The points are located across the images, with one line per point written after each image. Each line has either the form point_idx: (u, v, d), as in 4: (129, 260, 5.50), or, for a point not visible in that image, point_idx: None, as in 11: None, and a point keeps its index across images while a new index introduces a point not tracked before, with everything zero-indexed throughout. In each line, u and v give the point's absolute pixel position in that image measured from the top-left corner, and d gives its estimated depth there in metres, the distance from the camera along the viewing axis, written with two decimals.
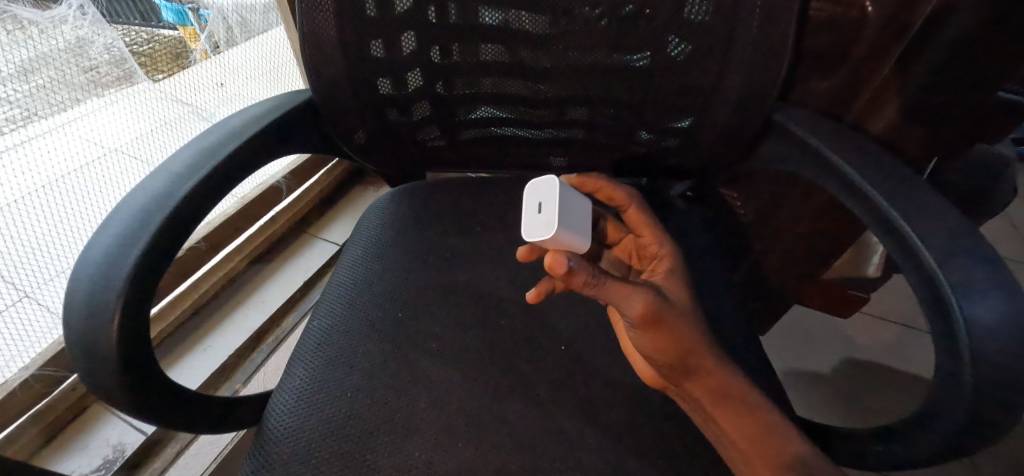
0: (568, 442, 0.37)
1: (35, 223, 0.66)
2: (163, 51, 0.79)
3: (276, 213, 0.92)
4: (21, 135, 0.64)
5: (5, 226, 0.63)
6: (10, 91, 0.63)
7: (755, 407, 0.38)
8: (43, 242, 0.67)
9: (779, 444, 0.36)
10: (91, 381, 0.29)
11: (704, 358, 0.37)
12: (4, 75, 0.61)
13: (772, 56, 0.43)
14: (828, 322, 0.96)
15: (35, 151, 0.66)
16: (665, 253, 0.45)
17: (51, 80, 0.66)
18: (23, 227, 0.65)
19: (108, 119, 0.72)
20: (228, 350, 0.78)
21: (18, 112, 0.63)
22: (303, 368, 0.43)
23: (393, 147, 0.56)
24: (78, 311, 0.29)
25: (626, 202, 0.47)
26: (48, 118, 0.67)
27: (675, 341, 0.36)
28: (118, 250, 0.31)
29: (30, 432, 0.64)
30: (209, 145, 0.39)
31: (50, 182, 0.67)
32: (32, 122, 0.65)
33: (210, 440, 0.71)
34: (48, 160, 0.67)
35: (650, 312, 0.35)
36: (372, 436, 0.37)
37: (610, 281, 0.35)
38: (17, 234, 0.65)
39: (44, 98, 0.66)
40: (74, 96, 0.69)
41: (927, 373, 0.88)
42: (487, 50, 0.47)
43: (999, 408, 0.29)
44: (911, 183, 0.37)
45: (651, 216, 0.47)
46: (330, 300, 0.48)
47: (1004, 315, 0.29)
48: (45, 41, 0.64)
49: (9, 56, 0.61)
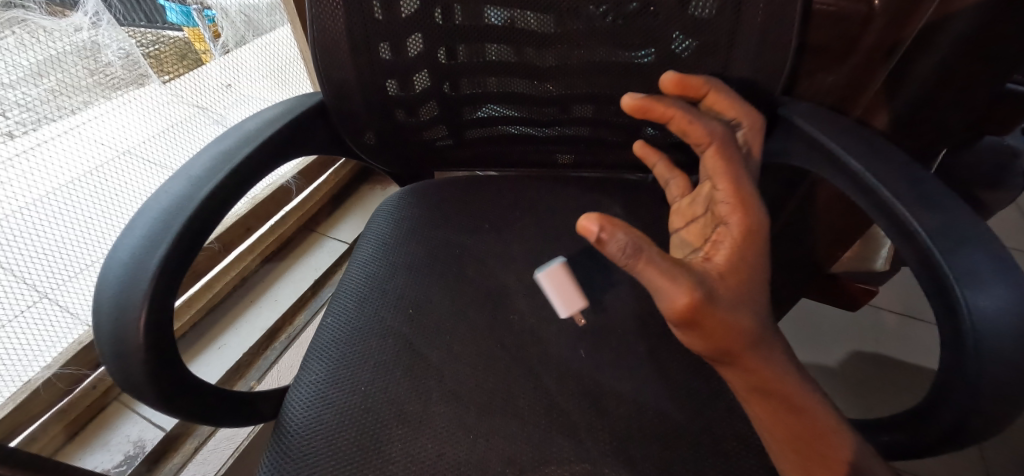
0: (578, 434, 0.38)
1: (52, 225, 0.68)
2: (170, 52, 0.80)
3: (286, 213, 0.93)
4: (32, 139, 0.65)
5: (26, 231, 0.65)
6: (21, 95, 0.64)
7: (805, 403, 0.36)
8: (61, 245, 0.69)
9: (822, 450, 0.34)
10: (121, 377, 0.30)
11: (756, 343, 0.36)
12: (15, 78, 0.63)
13: (775, 52, 0.43)
14: (834, 315, 0.96)
15: (49, 155, 0.66)
16: (734, 222, 0.38)
17: (61, 83, 0.67)
18: (41, 230, 0.67)
19: (119, 121, 0.73)
20: (243, 348, 0.79)
21: (29, 115, 0.65)
22: (318, 364, 0.43)
23: (401, 147, 0.56)
24: (105, 311, 0.30)
25: (704, 142, 0.41)
26: (56, 122, 0.68)
27: (722, 333, 0.34)
28: (143, 250, 0.32)
29: (53, 429, 0.65)
30: (226, 148, 0.39)
31: (63, 186, 0.68)
32: (43, 126, 0.66)
33: (228, 435, 0.72)
34: (62, 166, 0.68)
35: (693, 306, 0.33)
36: (386, 428, 0.38)
37: (648, 276, 0.33)
38: (35, 238, 0.66)
39: (56, 101, 0.67)
40: (84, 99, 0.70)
41: (932, 363, 0.88)
42: (492, 50, 0.48)
43: (1008, 398, 0.29)
44: (915, 175, 0.37)
45: (733, 165, 0.40)
46: (344, 297, 0.49)
47: (1009, 305, 0.29)
48: (53, 44, 0.65)
49: (17, 59, 0.62)
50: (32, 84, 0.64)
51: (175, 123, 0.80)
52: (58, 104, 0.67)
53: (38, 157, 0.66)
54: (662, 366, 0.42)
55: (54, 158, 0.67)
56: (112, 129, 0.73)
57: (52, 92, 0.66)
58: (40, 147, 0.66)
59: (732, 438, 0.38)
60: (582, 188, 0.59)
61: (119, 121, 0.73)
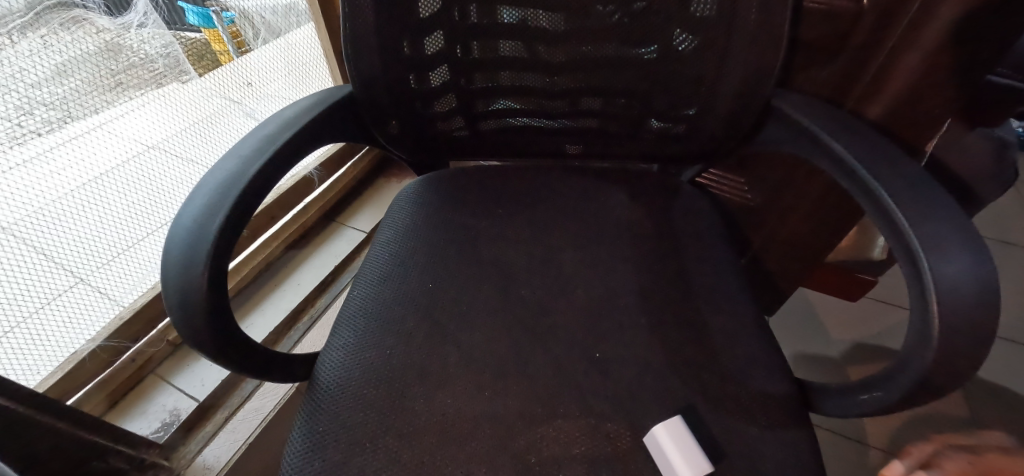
0: (582, 392, 0.42)
1: (83, 216, 0.72)
2: (189, 53, 0.84)
3: (308, 203, 0.98)
4: (61, 136, 0.69)
5: (61, 221, 0.69)
6: (49, 93, 0.67)
7: None
8: (91, 234, 0.73)
9: None
10: (185, 328, 0.35)
11: None
12: (42, 78, 0.66)
13: (767, 47, 0.47)
14: (822, 303, 1.02)
15: (81, 147, 0.71)
16: None
17: (83, 82, 0.70)
18: (74, 221, 0.71)
19: (140, 118, 0.77)
20: (267, 328, 0.84)
21: (56, 114, 0.68)
22: (347, 331, 0.48)
23: (421, 138, 0.60)
24: (172, 269, 0.35)
25: None
26: (82, 120, 0.71)
27: None
28: (203, 217, 0.36)
29: (96, 397, 0.70)
30: (269, 133, 0.44)
31: (93, 178, 0.72)
32: (69, 124, 0.70)
33: (255, 407, 0.77)
34: (91, 160, 0.72)
35: None
36: (409, 386, 0.43)
37: None
38: (70, 228, 0.71)
39: (81, 100, 0.71)
40: (105, 98, 0.73)
41: (896, 343, 0.94)
42: (507, 47, 0.53)
43: (972, 354, 0.32)
44: (895, 158, 0.40)
45: None
46: (368, 271, 0.53)
47: (970, 271, 0.33)
48: (77, 45, 0.69)
49: (45, 59, 0.66)
50: (57, 83, 0.67)
51: (204, 116, 0.85)
52: (83, 104, 0.71)
53: (69, 152, 0.69)
54: (660, 334, 0.46)
55: (86, 151, 0.71)
56: (135, 126, 0.77)
57: (75, 92, 0.70)
58: (71, 141, 0.70)
59: (724, 398, 0.41)
60: (590, 176, 0.62)
61: (141, 120, 0.77)
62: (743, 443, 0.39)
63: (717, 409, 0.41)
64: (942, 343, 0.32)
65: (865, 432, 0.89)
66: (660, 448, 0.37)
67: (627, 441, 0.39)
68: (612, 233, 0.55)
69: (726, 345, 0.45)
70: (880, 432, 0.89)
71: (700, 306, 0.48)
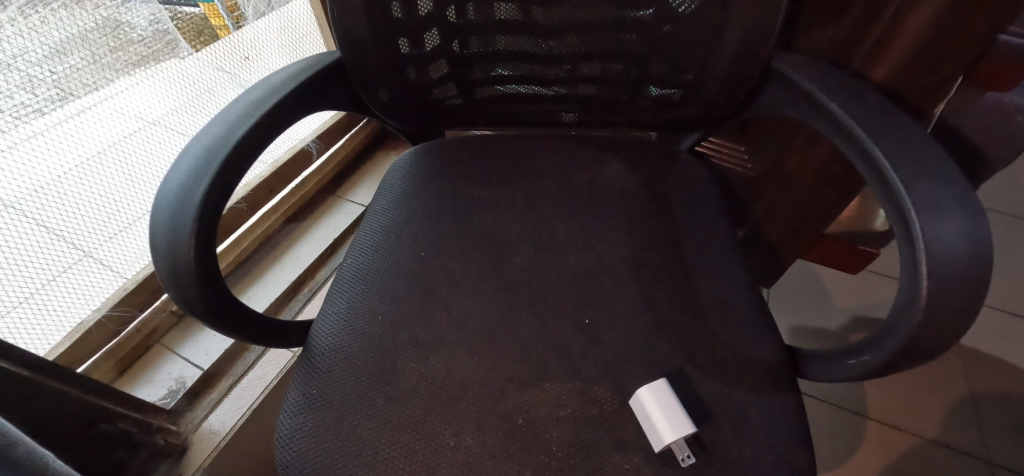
0: (570, 357, 0.42)
1: (86, 192, 0.72)
2: (187, 29, 0.80)
3: (306, 177, 0.98)
4: (63, 113, 0.67)
5: (65, 198, 0.69)
6: (48, 71, 0.64)
7: None
8: (92, 210, 0.73)
9: None
10: (177, 292, 0.35)
11: None
12: (40, 56, 0.63)
13: (767, 5, 0.45)
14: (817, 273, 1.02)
15: (83, 125, 0.69)
16: None
17: (83, 60, 0.68)
18: (77, 198, 0.71)
19: (140, 95, 0.75)
20: (269, 299, 0.85)
21: (55, 92, 0.65)
22: (341, 299, 0.48)
23: (414, 106, 0.59)
24: (161, 233, 0.35)
25: None
26: (82, 97, 0.69)
27: None
28: (190, 182, 0.36)
29: (104, 366, 0.72)
30: (255, 98, 0.43)
31: (97, 154, 0.71)
32: (69, 102, 0.67)
33: (258, 375, 0.78)
34: (93, 136, 0.71)
35: None
36: (400, 351, 0.43)
37: None
38: (73, 205, 0.70)
39: (79, 78, 0.68)
40: (104, 75, 0.71)
41: (881, 312, 0.94)
42: (500, 9, 0.51)
43: (960, 317, 0.32)
44: (895, 120, 0.39)
45: None
46: (361, 240, 0.53)
47: (963, 233, 0.32)
48: (75, 22, 0.66)
49: (44, 36, 0.63)
50: (55, 62, 0.65)
51: (203, 89, 0.84)
52: (82, 81, 0.68)
53: (71, 129, 0.68)
54: (650, 300, 0.46)
55: (86, 128, 0.69)
56: (135, 102, 0.75)
57: (74, 69, 0.67)
58: (73, 118, 0.68)
59: (712, 363, 0.42)
60: (585, 145, 0.61)
61: (142, 95, 0.75)
62: (728, 405, 0.39)
63: (704, 373, 0.41)
64: (931, 306, 0.32)
65: (861, 401, 0.90)
66: (643, 408, 0.38)
67: (615, 405, 0.39)
68: (605, 202, 0.55)
69: (717, 310, 0.45)
70: (877, 402, 0.89)
71: (692, 273, 0.48)
